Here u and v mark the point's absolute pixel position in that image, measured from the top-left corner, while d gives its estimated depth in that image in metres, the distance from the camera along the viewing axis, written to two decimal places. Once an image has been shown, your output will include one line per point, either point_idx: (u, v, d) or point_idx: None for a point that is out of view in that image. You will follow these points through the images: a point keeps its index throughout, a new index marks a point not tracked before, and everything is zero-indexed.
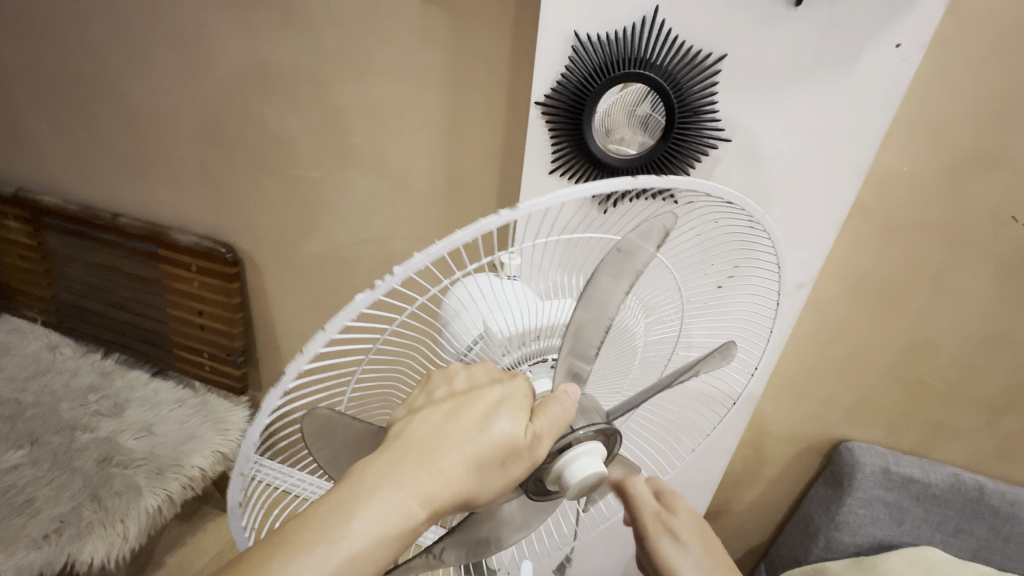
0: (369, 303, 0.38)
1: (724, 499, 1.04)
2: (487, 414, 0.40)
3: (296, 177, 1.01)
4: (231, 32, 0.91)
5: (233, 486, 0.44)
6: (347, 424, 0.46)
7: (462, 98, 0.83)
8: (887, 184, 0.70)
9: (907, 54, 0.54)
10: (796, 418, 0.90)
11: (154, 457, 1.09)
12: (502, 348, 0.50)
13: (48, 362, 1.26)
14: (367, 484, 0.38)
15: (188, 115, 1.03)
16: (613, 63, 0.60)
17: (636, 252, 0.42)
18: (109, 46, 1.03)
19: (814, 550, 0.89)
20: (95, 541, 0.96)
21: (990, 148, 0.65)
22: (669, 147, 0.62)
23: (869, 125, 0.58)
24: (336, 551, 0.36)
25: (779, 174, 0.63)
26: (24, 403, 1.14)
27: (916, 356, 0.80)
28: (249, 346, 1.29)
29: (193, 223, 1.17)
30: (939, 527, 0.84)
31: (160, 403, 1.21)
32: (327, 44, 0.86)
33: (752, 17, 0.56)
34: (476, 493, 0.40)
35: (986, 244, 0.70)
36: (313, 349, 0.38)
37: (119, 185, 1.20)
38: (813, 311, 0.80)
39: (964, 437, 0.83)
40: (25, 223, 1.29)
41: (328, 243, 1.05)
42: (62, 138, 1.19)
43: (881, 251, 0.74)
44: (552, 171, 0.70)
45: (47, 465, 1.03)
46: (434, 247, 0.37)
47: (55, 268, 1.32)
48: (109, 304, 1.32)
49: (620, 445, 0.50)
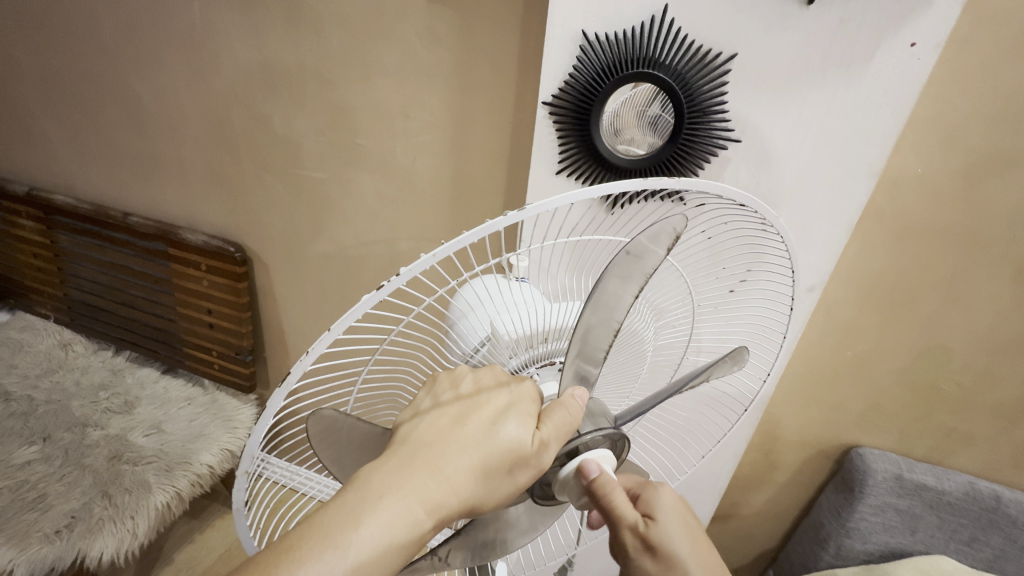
0: (375, 304, 0.37)
1: (733, 504, 1.03)
2: (493, 419, 0.40)
3: (302, 177, 1.01)
4: (236, 33, 0.92)
5: (237, 487, 0.44)
6: (353, 426, 0.45)
7: (467, 98, 0.83)
8: (897, 185, 0.69)
9: (921, 54, 0.53)
10: (805, 423, 0.89)
11: (163, 455, 1.10)
12: (509, 351, 0.49)
13: (60, 360, 1.28)
14: (375, 491, 0.38)
15: (195, 115, 1.04)
16: (623, 62, 0.59)
17: (647, 256, 0.42)
18: (119, 48, 1.04)
19: (824, 557, 0.88)
20: (105, 537, 0.96)
21: (1005, 149, 0.63)
22: (678, 148, 0.61)
23: (880, 125, 0.56)
24: (344, 559, 0.35)
25: (788, 173, 0.62)
26: (37, 399, 1.16)
27: (928, 361, 0.78)
28: (257, 346, 1.30)
29: (202, 223, 1.18)
30: (953, 536, 0.83)
31: (169, 401, 1.23)
32: (332, 45, 0.86)
33: (760, 17, 0.55)
34: (481, 500, 0.39)
35: (1003, 247, 0.68)
36: (317, 350, 0.37)
37: (129, 186, 1.21)
38: (823, 313, 0.79)
39: (978, 444, 0.82)
40: (38, 223, 1.30)
41: (336, 242, 1.06)
42: (73, 139, 1.21)
43: (893, 254, 0.73)
44: (560, 172, 0.69)
45: (58, 462, 1.04)
46: (441, 248, 0.36)
47: (67, 267, 1.34)
48: (120, 303, 1.34)
49: (627, 450, 0.49)
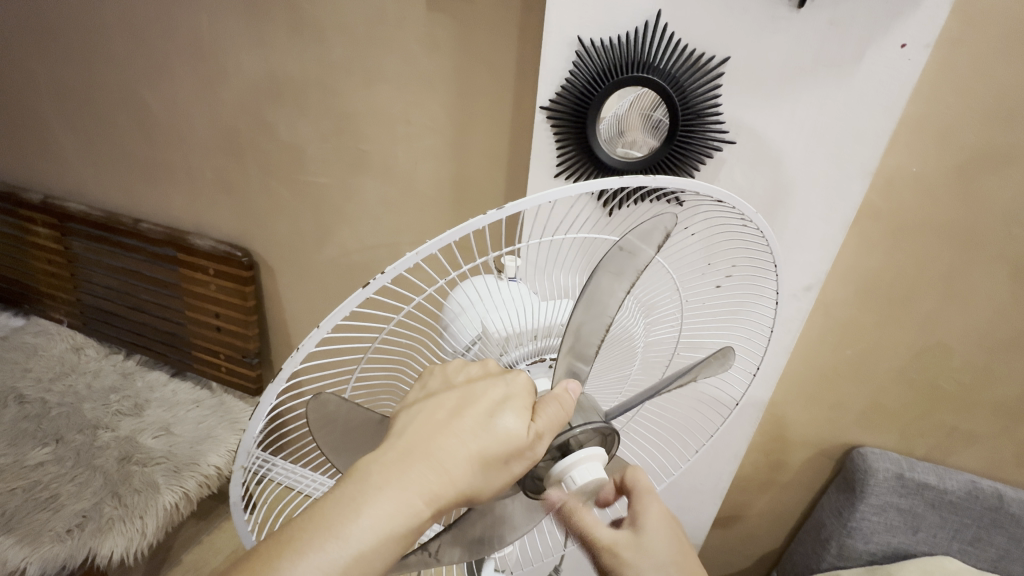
0: (363, 300, 0.38)
1: (736, 505, 1.02)
2: (490, 411, 0.41)
3: (307, 183, 1.03)
4: (242, 43, 0.94)
5: (236, 481, 0.45)
6: (351, 412, 0.47)
7: (468, 103, 0.85)
8: (893, 184, 0.69)
9: (912, 54, 0.54)
10: (807, 423, 0.89)
11: (172, 456, 1.12)
12: (499, 348, 0.50)
13: (73, 363, 1.31)
14: (375, 482, 0.38)
15: (203, 123, 1.07)
16: (615, 66, 0.61)
17: (638, 253, 0.43)
18: (130, 57, 1.07)
19: (826, 558, 0.88)
20: (114, 536, 0.98)
21: (1000, 147, 0.63)
22: (672, 150, 0.62)
23: (873, 125, 0.57)
24: (345, 548, 0.36)
25: (783, 175, 0.63)
26: (50, 402, 1.18)
27: (928, 359, 0.78)
28: (264, 348, 1.32)
29: (210, 228, 1.21)
30: (956, 536, 0.82)
31: (178, 403, 1.25)
32: (336, 53, 0.88)
33: (751, 20, 0.56)
34: (479, 491, 0.40)
35: (1000, 244, 0.68)
36: (308, 346, 0.38)
37: (140, 193, 1.24)
38: (821, 312, 0.80)
39: (981, 443, 0.81)
40: (51, 230, 1.33)
41: (341, 247, 1.08)
42: (86, 148, 1.24)
43: (891, 253, 0.73)
44: (558, 174, 0.70)
45: (69, 463, 1.06)
46: (427, 246, 0.37)
47: (80, 273, 1.37)
48: (131, 308, 1.36)
49: (618, 445, 0.50)
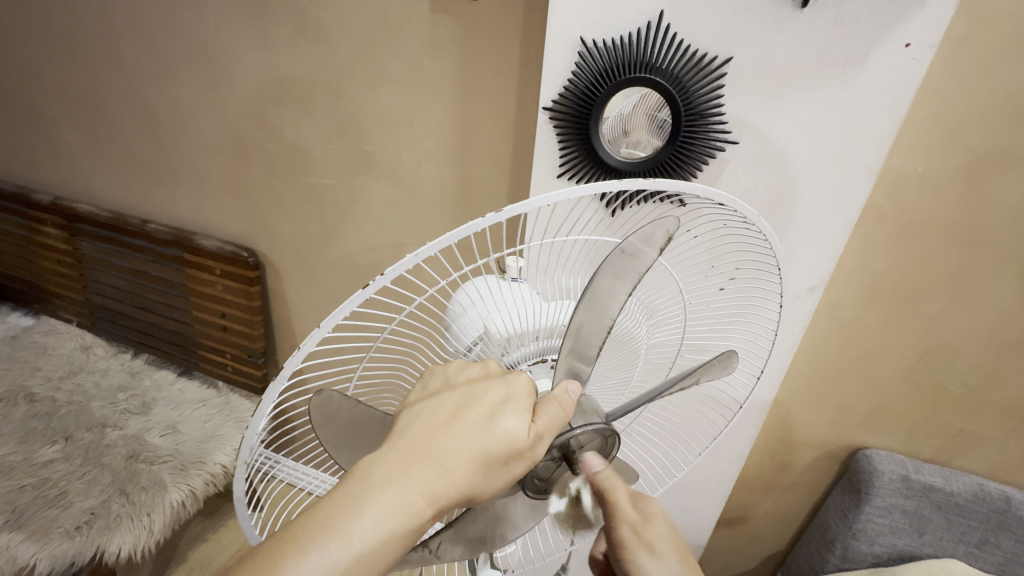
0: (363, 301, 0.39)
1: (740, 506, 1.02)
2: (490, 412, 0.41)
3: (312, 184, 1.04)
4: (248, 45, 0.95)
5: (239, 477, 0.45)
6: (352, 409, 0.47)
7: (472, 104, 0.85)
8: (898, 184, 0.69)
9: (916, 54, 0.53)
10: (812, 424, 0.89)
11: (178, 454, 1.13)
12: (501, 348, 0.50)
13: (81, 362, 1.33)
14: (377, 482, 0.39)
15: (210, 125, 1.08)
16: (618, 67, 0.61)
17: (639, 256, 0.43)
18: (137, 59, 1.07)
19: (830, 560, 0.87)
20: (122, 533, 0.99)
21: (1007, 147, 0.63)
22: (674, 150, 0.62)
23: (877, 125, 0.57)
24: (347, 548, 0.36)
25: (786, 176, 0.62)
26: (59, 401, 1.20)
27: (934, 360, 0.78)
28: (270, 348, 1.33)
29: (216, 228, 1.21)
30: (962, 538, 0.82)
31: (185, 402, 1.27)
32: (340, 55, 0.89)
33: (754, 20, 0.56)
34: (480, 490, 0.40)
35: (1006, 245, 0.68)
36: (308, 346, 0.38)
37: (147, 194, 1.25)
38: (826, 313, 0.79)
39: (988, 445, 0.81)
40: (61, 231, 1.35)
41: (346, 247, 1.08)
42: (94, 149, 1.25)
43: (896, 253, 0.73)
44: (559, 175, 0.70)
45: (78, 461, 1.07)
46: (425, 248, 0.37)
47: (88, 273, 1.38)
48: (139, 308, 1.38)
49: (617, 447, 0.50)
